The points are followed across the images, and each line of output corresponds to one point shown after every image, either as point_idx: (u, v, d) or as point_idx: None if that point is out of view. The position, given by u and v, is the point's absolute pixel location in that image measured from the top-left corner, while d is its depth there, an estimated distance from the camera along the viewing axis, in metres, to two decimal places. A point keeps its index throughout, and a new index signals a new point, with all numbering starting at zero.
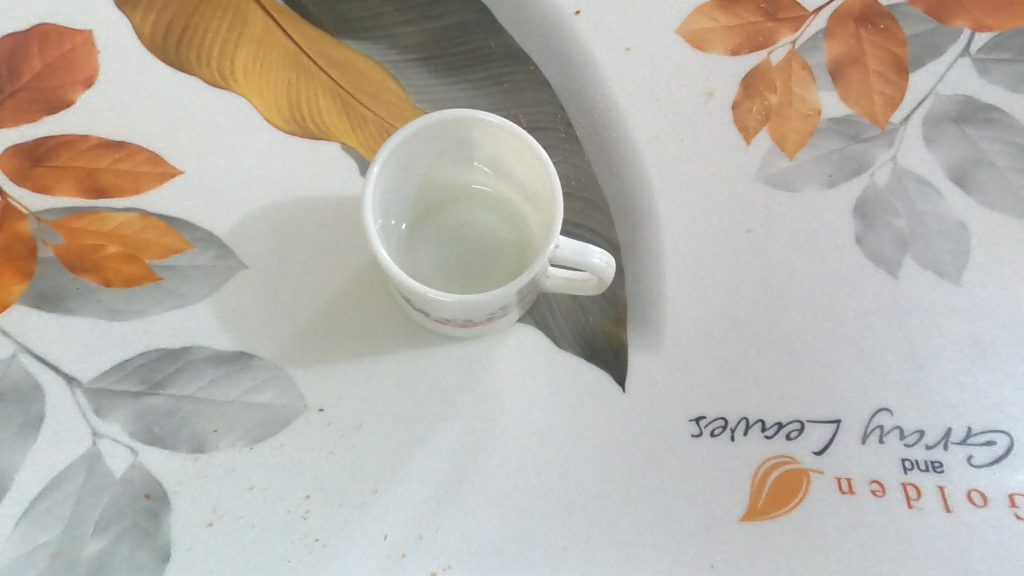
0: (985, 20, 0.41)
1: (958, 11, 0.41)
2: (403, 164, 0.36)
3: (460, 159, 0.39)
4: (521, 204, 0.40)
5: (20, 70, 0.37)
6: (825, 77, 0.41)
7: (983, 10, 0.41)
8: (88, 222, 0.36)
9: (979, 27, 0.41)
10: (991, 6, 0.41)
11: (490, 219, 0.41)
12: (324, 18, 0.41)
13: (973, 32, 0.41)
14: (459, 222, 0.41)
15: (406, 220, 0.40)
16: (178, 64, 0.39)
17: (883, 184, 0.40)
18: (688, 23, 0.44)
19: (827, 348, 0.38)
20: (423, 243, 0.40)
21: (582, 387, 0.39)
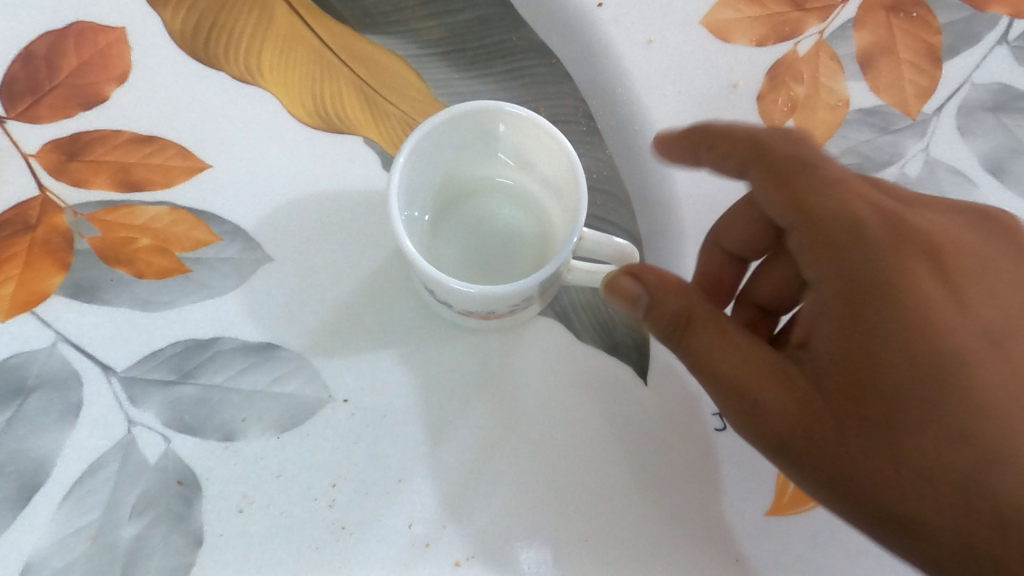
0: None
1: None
2: (428, 156, 0.36)
3: (483, 151, 0.39)
4: (543, 196, 0.40)
5: (58, 67, 0.37)
6: (853, 67, 0.41)
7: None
8: (121, 215, 0.37)
9: (1016, 13, 0.40)
10: None
11: (512, 211, 0.41)
12: (348, 13, 0.41)
13: (1011, 19, 0.40)
14: (482, 215, 0.41)
15: (429, 212, 0.40)
16: (205, 59, 0.39)
17: (915, 176, 0.39)
18: (711, 13, 0.43)
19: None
20: (446, 236, 0.40)
21: (605, 380, 0.39)
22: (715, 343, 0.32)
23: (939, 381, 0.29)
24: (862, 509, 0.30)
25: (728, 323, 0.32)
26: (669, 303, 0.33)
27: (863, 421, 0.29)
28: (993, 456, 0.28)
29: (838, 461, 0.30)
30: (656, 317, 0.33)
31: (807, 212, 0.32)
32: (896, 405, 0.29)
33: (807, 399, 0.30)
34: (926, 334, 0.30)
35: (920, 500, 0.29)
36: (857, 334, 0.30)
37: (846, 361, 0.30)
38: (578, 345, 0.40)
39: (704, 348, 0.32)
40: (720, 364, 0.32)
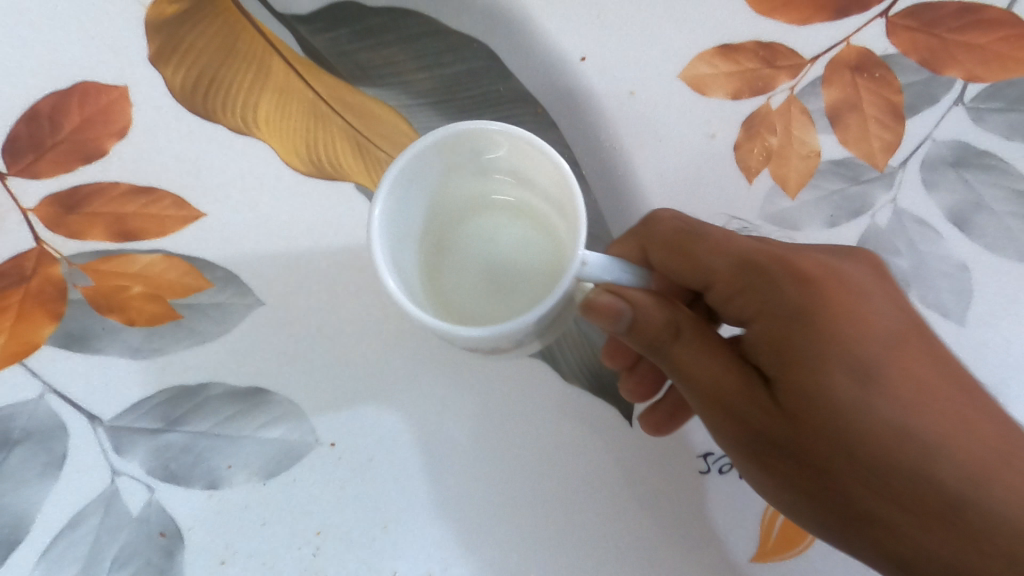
0: (977, 71, 0.40)
1: (950, 61, 0.41)
2: (420, 176, 0.36)
3: (477, 173, 0.39)
4: (556, 224, 0.38)
5: (60, 125, 0.38)
6: (823, 121, 0.42)
7: (978, 61, 0.40)
8: (115, 264, 0.38)
9: (971, 78, 0.40)
10: (984, 57, 0.40)
11: (515, 229, 0.41)
12: (341, 67, 0.43)
13: (964, 83, 0.40)
14: (493, 241, 0.41)
15: (434, 239, 0.41)
16: (204, 113, 0.40)
17: (884, 225, 0.41)
18: (689, 67, 0.45)
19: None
20: (452, 259, 0.41)
21: (591, 422, 0.39)
22: (698, 359, 0.34)
23: (919, 404, 0.30)
24: (868, 542, 0.30)
25: (711, 339, 0.34)
26: (660, 323, 0.34)
27: (852, 448, 0.30)
28: (988, 473, 0.29)
29: (840, 497, 0.31)
30: (647, 333, 0.34)
31: (742, 265, 0.35)
32: (886, 435, 0.30)
33: (788, 436, 0.32)
34: (886, 372, 0.31)
35: (927, 525, 0.29)
36: (824, 366, 0.31)
37: (824, 394, 0.31)
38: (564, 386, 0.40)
39: (683, 370, 0.34)
40: (704, 386, 0.33)
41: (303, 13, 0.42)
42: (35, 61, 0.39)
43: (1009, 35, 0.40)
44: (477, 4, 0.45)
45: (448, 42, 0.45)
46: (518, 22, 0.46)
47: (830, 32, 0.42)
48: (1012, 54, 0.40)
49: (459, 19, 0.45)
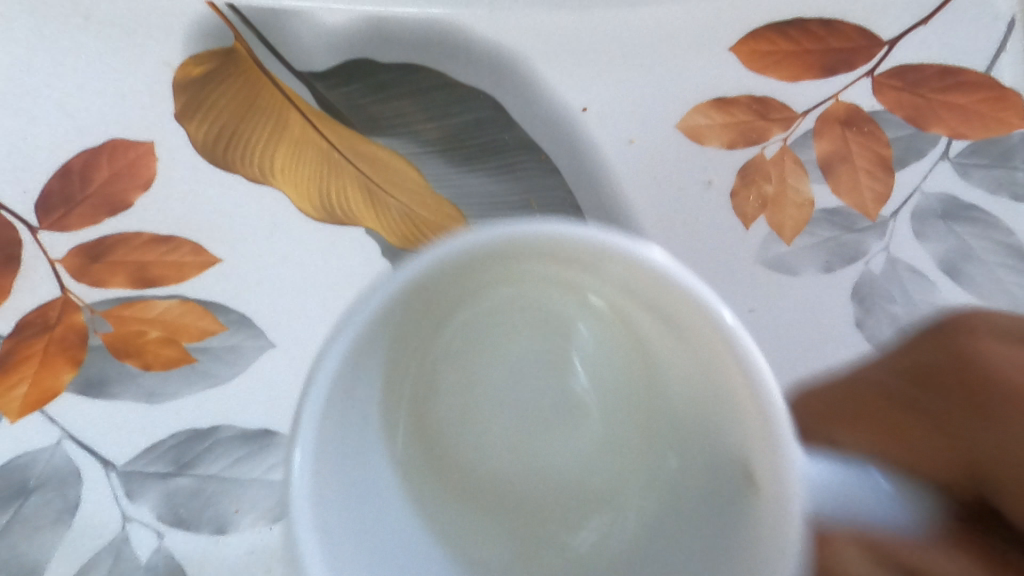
0: (961, 128, 0.42)
1: (934, 119, 0.43)
2: (388, 311, 0.30)
3: (485, 276, 0.31)
4: (606, 317, 0.33)
5: (90, 178, 0.40)
6: (816, 171, 0.44)
7: (960, 119, 0.42)
8: (134, 310, 0.39)
9: (954, 134, 0.42)
10: (966, 116, 0.42)
11: (552, 337, 0.34)
12: (354, 118, 0.45)
13: (949, 140, 0.42)
14: (537, 352, 0.34)
15: (448, 347, 0.33)
16: (224, 163, 0.42)
17: (878, 273, 0.42)
18: (686, 118, 0.47)
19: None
20: (483, 373, 0.34)
21: None
22: None
23: None
24: None
25: None
26: None
27: None
28: None
29: None
30: None
31: None
32: None
33: None
34: None
35: None
36: None
37: None
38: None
39: None
40: None
41: (320, 71, 0.45)
42: (66, 119, 0.41)
43: (990, 96, 0.42)
44: (483, 57, 0.47)
45: (456, 94, 0.47)
46: (522, 73, 0.48)
47: (819, 89, 0.44)
48: (991, 114, 0.42)
49: (466, 73, 0.47)
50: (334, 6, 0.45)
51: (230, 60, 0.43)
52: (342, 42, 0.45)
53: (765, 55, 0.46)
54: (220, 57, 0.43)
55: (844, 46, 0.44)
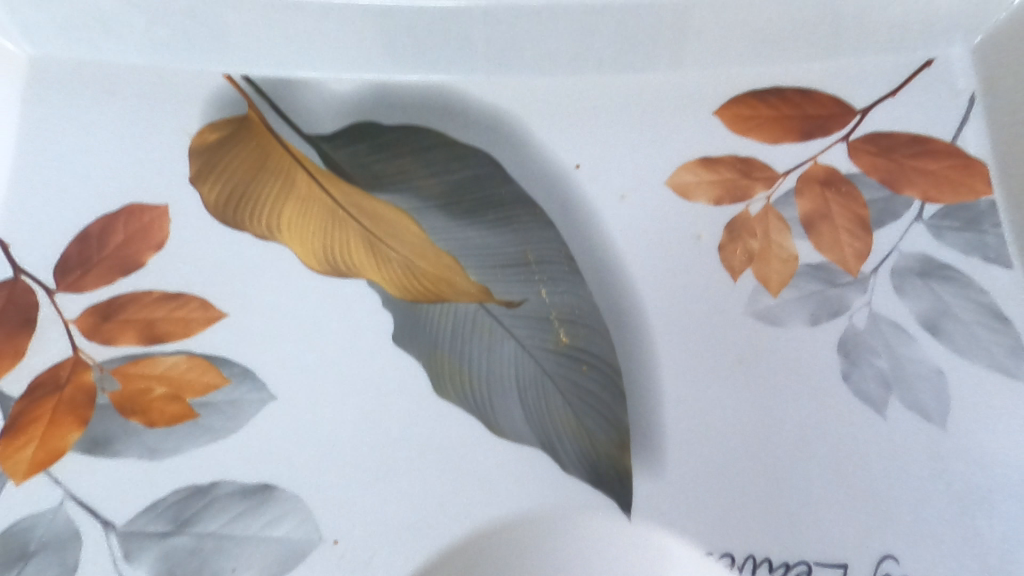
0: (934, 192, 0.45)
1: (907, 182, 0.45)
2: None
3: None
4: None
5: (106, 240, 0.42)
6: (798, 228, 0.46)
7: (933, 183, 0.45)
8: (142, 367, 0.40)
9: (928, 197, 0.45)
10: (939, 181, 0.45)
11: None
12: (358, 176, 0.48)
13: (923, 203, 0.44)
14: None
15: None
16: (233, 222, 0.44)
17: (862, 326, 0.43)
18: (675, 175, 0.49)
19: (811, 480, 0.41)
20: None
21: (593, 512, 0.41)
22: None
23: None
24: None
25: None
26: None
27: None
28: None
29: None
30: None
31: None
32: None
33: None
34: None
35: None
36: None
37: None
38: (562, 476, 0.42)
39: None
40: None
41: (326, 133, 0.47)
42: (85, 183, 0.43)
43: (960, 162, 0.45)
44: (483, 120, 0.50)
45: (455, 152, 0.50)
46: (519, 134, 0.51)
47: (798, 151, 0.47)
48: (963, 179, 0.44)
49: (466, 133, 0.50)
50: (343, 75, 0.48)
51: (243, 126, 0.46)
52: (350, 108, 0.48)
53: (746, 119, 0.49)
54: (234, 124, 0.46)
55: (820, 113, 0.48)
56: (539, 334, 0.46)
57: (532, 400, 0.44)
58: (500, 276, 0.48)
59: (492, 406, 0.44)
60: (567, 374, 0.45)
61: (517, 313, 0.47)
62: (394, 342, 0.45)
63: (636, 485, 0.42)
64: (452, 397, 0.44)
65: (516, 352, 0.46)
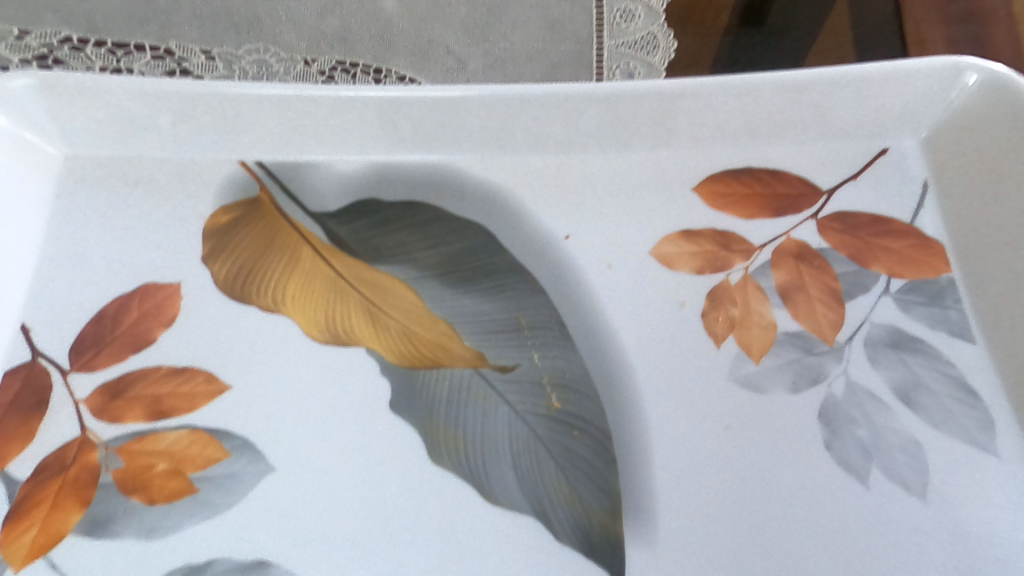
0: (898, 268, 0.48)
1: (873, 259, 0.49)
2: None
3: None
4: None
5: (120, 320, 0.45)
6: (775, 298, 0.49)
7: (897, 260, 0.49)
8: (146, 444, 0.42)
9: (893, 273, 0.48)
10: (903, 258, 0.48)
11: None
12: (360, 249, 0.50)
13: (888, 278, 0.48)
14: None
15: None
16: (241, 296, 0.47)
17: (840, 395, 0.45)
18: (658, 245, 0.52)
19: (799, 553, 0.41)
20: None
21: None
22: None
23: None
24: None
25: None
26: None
27: None
28: None
29: None
30: None
31: None
32: None
33: None
34: None
35: None
36: None
37: None
38: (556, 547, 0.43)
39: None
40: None
41: (331, 210, 0.51)
42: (104, 266, 0.46)
43: (919, 241, 0.49)
44: (478, 195, 0.54)
45: (451, 223, 0.53)
46: (512, 207, 0.54)
47: (771, 227, 0.51)
48: (925, 257, 0.48)
49: (462, 207, 0.53)
50: (347, 158, 0.52)
51: (254, 207, 0.49)
52: (354, 186, 0.52)
53: (722, 196, 0.53)
54: (245, 206, 0.49)
55: (789, 193, 0.52)
56: (531, 399, 0.47)
57: (525, 466, 0.45)
58: (493, 342, 0.49)
59: (487, 472, 0.45)
60: (559, 439, 0.46)
61: (510, 378, 0.48)
62: (391, 409, 0.46)
63: (629, 554, 0.43)
64: (448, 463, 0.45)
65: (509, 418, 0.47)
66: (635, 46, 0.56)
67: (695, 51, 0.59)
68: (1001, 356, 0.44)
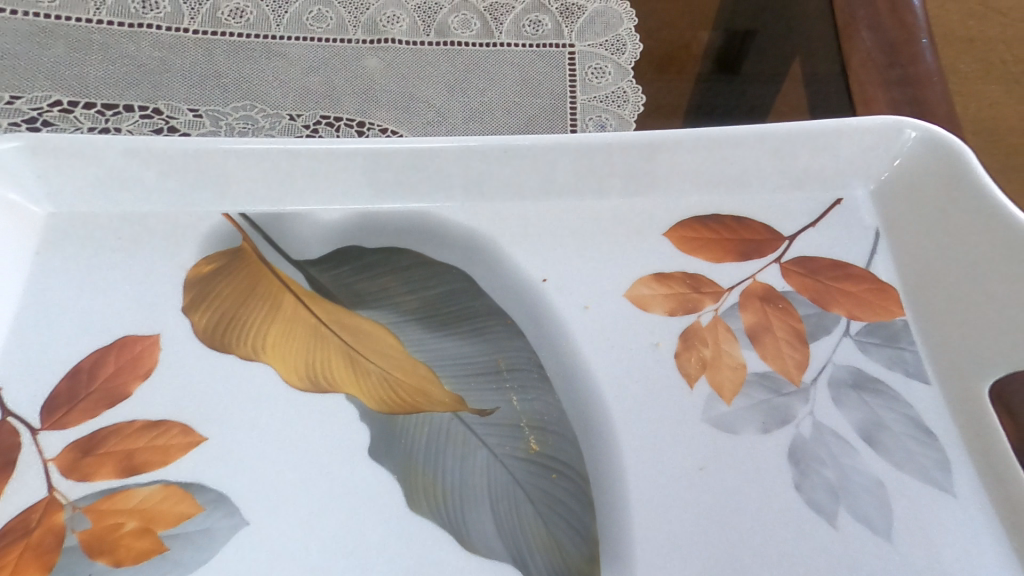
0: (857, 311, 0.51)
1: (833, 301, 0.52)
2: None
3: None
4: None
5: (97, 374, 0.45)
6: (744, 339, 0.51)
7: (855, 302, 0.51)
8: (115, 501, 0.42)
9: (852, 315, 0.51)
10: (861, 301, 0.51)
11: None
12: (341, 294, 0.51)
13: (848, 320, 0.51)
14: None
15: None
16: (221, 345, 0.47)
17: (808, 435, 0.47)
18: (632, 288, 0.54)
19: None
20: None
21: None
22: None
23: None
24: None
25: None
26: None
27: None
28: None
29: None
30: None
31: None
32: None
33: None
34: None
35: None
36: None
37: None
38: None
39: None
40: None
41: (313, 258, 0.52)
42: (81, 320, 0.46)
43: (875, 285, 0.52)
44: (458, 240, 0.55)
45: (432, 267, 0.53)
46: (491, 251, 0.55)
47: (738, 270, 0.54)
48: (881, 300, 0.51)
49: (443, 253, 0.54)
50: (330, 207, 0.54)
51: (237, 257, 0.50)
52: (336, 234, 0.53)
53: (691, 240, 0.55)
54: (228, 255, 0.50)
55: (754, 238, 0.55)
56: (509, 442, 0.48)
57: (504, 511, 0.45)
58: (473, 385, 0.50)
59: (466, 518, 0.45)
60: (537, 483, 0.46)
61: (489, 421, 0.48)
62: (370, 456, 0.46)
63: None
64: (426, 510, 0.45)
65: (488, 462, 0.47)
66: (607, 100, 0.60)
67: (668, 100, 0.62)
68: (954, 395, 0.47)
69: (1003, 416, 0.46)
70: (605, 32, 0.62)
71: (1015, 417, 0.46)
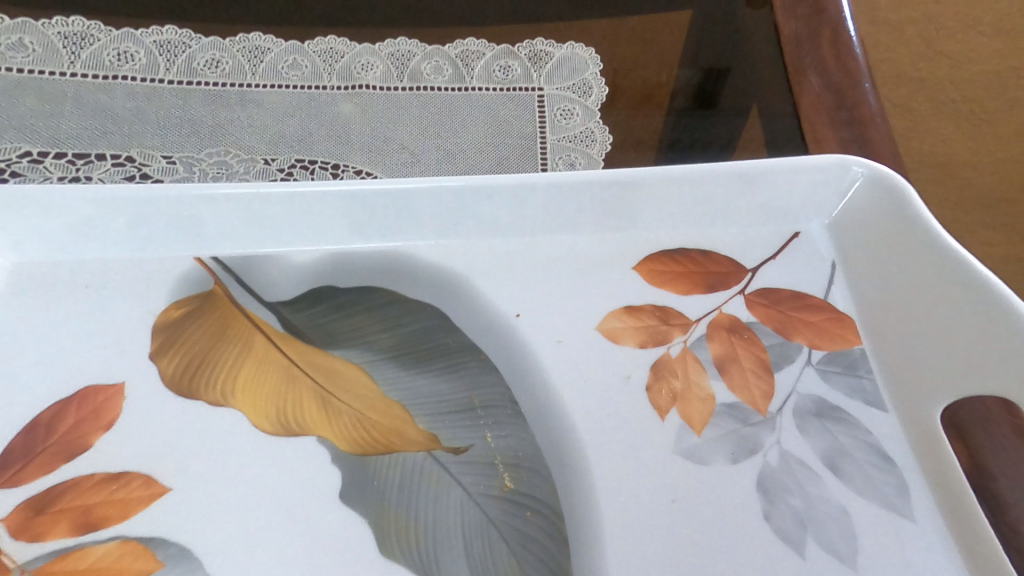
0: (818, 340, 0.53)
1: (795, 331, 0.54)
2: None
3: None
4: None
5: (55, 427, 0.44)
6: (712, 370, 0.52)
7: (815, 332, 0.53)
8: (68, 562, 0.40)
9: (813, 345, 0.53)
10: (820, 331, 0.53)
11: None
12: (314, 335, 0.51)
13: (810, 349, 0.53)
14: None
15: None
16: (189, 391, 0.47)
17: (775, 465, 0.47)
18: (603, 321, 0.55)
19: None
20: None
21: None
22: None
23: None
24: None
25: None
26: None
27: None
28: None
29: None
30: None
31: None
32: None
33: None
34: None
35: None
36: None
37: None
38: None
39: None
40: None
41: (287, 299, 0.52)
42: (41, 370, 0.46)
43: (833, 315, 0.54)
44: (432, 278, 0.56)
45: (406, 305, 0.54)
46: (465, 288, 0.56)
47: (704, 302, 0.56)
48: (839, 329, 0.54)
49: (417, 290, 0.55)
50: (305, 248, 0.54)
51: (208, 300, 0.50)
52: (309, 275, 0.53)
53: (659, 273, 0.57)
54: (198, 299, 0.50)
55: (718, 270, 0.57)
56: (483, 481, 0.47)
57: (478, 552, 0.45)
58: (446, 423, 0.49)
59: (438, 562, 0.44)
60: (511, 521, 0.46)
61: (462, 459, 0.48)
62: (341, 500, 0.45)
63: None
64: (398, 555, 0.44)
65: (462, 501, 0.46)
66: (575, 140, 0.62)
67: (635, 138, 0.64)
68: (910, 421, 0.49)
69: (956, 440, 0.47)
70: (572, 76, 0.65)
71: (968, 440, 0.47)
